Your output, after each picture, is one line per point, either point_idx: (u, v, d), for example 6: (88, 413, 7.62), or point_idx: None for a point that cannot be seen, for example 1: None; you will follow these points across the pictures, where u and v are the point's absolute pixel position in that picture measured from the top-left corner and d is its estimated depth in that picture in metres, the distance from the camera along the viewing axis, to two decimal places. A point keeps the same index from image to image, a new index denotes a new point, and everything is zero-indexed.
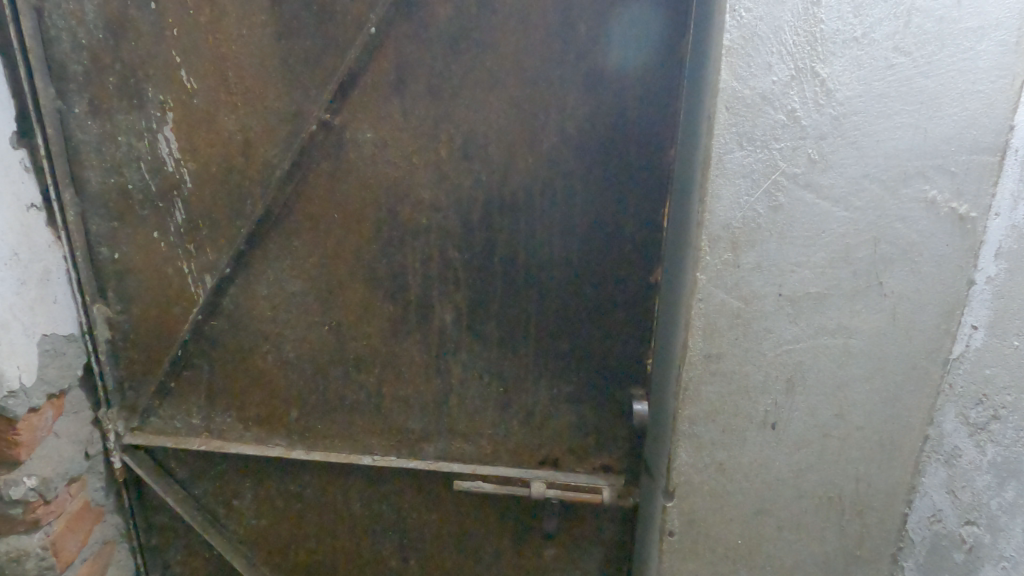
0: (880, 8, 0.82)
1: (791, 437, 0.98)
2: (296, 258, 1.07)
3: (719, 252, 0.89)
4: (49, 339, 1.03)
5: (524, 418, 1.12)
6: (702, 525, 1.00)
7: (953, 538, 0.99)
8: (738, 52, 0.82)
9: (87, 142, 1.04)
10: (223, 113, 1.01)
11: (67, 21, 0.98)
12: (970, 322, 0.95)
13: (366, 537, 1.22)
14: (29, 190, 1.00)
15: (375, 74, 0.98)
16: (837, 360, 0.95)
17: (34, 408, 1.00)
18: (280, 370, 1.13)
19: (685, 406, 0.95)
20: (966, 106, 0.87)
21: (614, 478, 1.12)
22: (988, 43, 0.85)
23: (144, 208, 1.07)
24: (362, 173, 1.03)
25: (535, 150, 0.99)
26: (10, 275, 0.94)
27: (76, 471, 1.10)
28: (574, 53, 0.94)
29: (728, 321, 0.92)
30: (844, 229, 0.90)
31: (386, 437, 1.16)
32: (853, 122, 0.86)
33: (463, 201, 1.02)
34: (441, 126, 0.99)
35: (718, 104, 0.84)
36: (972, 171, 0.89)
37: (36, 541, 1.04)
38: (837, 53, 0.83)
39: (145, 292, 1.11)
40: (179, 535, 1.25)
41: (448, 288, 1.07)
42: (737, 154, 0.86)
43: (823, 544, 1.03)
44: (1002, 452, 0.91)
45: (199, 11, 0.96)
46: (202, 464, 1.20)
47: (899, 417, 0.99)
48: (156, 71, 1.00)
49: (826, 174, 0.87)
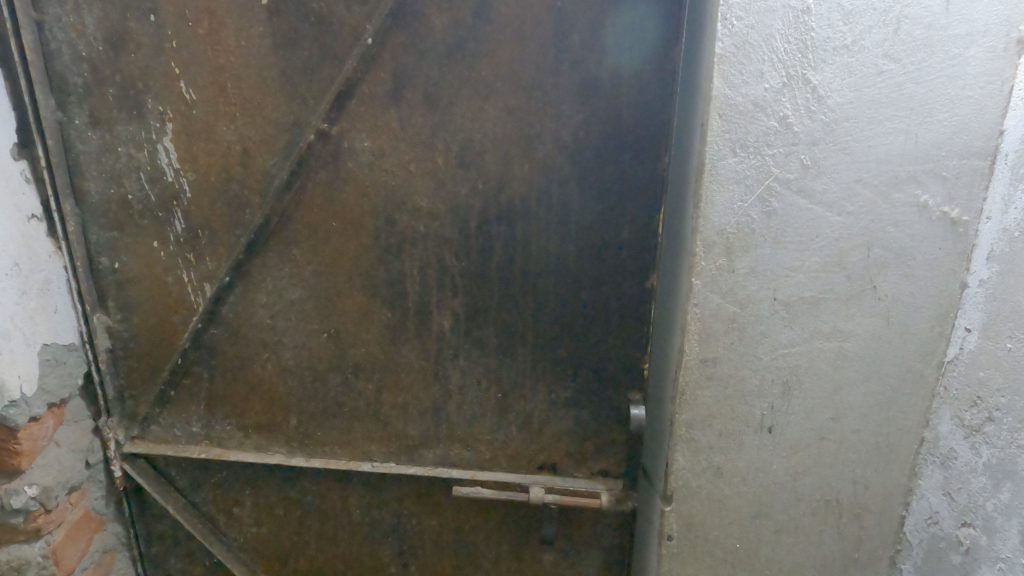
0: (869, 16, 0.84)
1: (788, 440, 0.98)
2: (295, 267, 1.08)
3: (713, 257, 0.90)
4: (50, 349, 1.04)
5: (523, 423, 1.13)
6: (700, 528, 1.01)
7: (950, 540, 0.99)
8: (730, 60, 0.83)
9: (87, 153, 1.05)
10: (222, 124, 1.02)
11: (67, 34, 0.99)
12: (964, 325, 0.95)
13: (366, 544, 1.22)
14: (30, 201, 1.01)
15: (373, 84, 0.99)
16: (832, 363, 0.96)
17: (35, 417, 1.01)
18: (279, 378, 1.14)
19: (682, 410, 0.96)
20: (957, 112, 0.88)
21: (612, 483, 1.12)
22: (976, 50, 0.86)
23: (144, 218, 1.07)
24: (360, 181, 1.04)
25: (531, 158, 1.00)
26: (10, 285, 0.95)
27: (76, 480, 1.11)
28: (569, 62, 0.96)
29: (724, 326, 0.93)
30: (838, 234, 0.91)
31: (385, 443, 1.16)
32: (845, 128, 0.87)
33: (460, 209, 1.03)
34: (438, 135, 1.00)
35: (711, 111, 0.85)
36: (963, 175, 0.90)
37: (37, 549, 1.05)
38: (827, 60, 0.84)
39: (145, 301, 1.12)
40: (179, 544, 1.25)
41: (446, 294, 1.08)
42: (731, 160, 0.87)
43: (821, 547, 1.03)
44: (997, 453, 0.92)
45: (198, 22, 0.98)
46: (202, 472, 1.20)
47: (895, 420, 1.00)
48: (155, 82, 1.01)
49: (819, 179, 0.88)
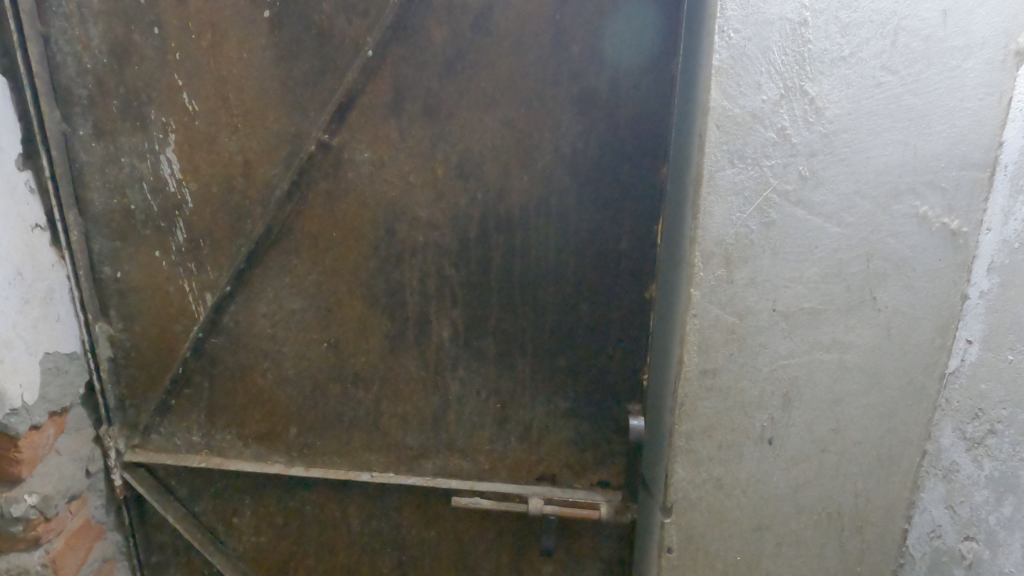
0: (867, 28, 0.84)
1: (788, 453, 0.98)
2: (295, 277, 1.09)
3: (712, 268, 0.90)
4: (52, 357, 1.04)
5: (522, 433, 1.12)
6: (700, 541, 1.00)
7: (953, 554, 0.98)
8: (727, 72, 0.83)
9: (91, 164, 1.06)
10: (224, 134, 1.03)
11: (73, 46, 1.00)
12: (965, 337, 0.95)
13: (365, 555, 1.22)
14: (35, 211, 1.02)
15: (373, 95, 1.00)
16: (832, 375, 0.95)
17: (36, 426, 1.02)
18: (279, 387, 1.14)
19: (681, 421, 0.96)
20: (956, 123, 0.88)
21: (611, 494, 1.12)
22: (975, 61, 0.86)
23: (146, 228, 1.08)
24: (359, 192, 1.04)
25: (530, 169, 1.01)
26: (13, 294, 0.96)
27: (77, 489, 1.11)
28: (567, 73, 0.96)
29: (723, 337, 0.93)
30: (837, 245, 0.90)
31: (385, 453, 1.16)
32: (843, 139, 0.87)
33: (460, 220, 1.04)
34: (437, 146, 1.01)
35: (709, 123, 0.85)
36: (963, 187, 0.90)
37: (37, 558, 1.05)
38: (825, 72, 0.85)
39: (147, 310, 1.13)
40: (178, 553, 1.25)
41: (445, 304, 1.08)
42: (729, 172, 0.87)
43: (822, 561, 1.03)
44: (1000, 467, 0.91)
45: (201, 35, 0.99)
46: (202, 481, 1.20)
47: (897, 432, 0.99)
48: (159, 94, 1.02)
49: (818, 190, 0.88)
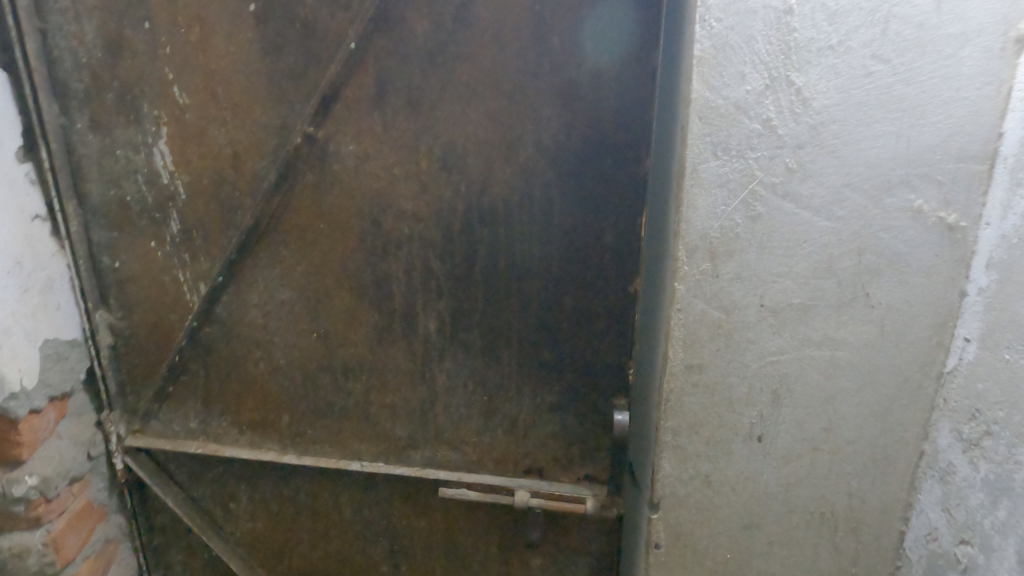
0: (855, 16, 0.81)
1: (778, 450, 0.96)
2: (285, 268, 1.10)
3: (696, 262, 0.89)
4: (52, 344, 1.08)
5: (509, 426, 1.12)
6: (687, 538, 0.99)
7: (948, 558, 0.96)
8: (710, 62, 0.82)
9: (88, 156, 1.09)
10: (214, 127, 1.04)
11: (68, 41, 1.03)
12: (963, 334, 0.92)
13: (357, 543, 1.24)
14: (35, 202, 1.06)
15: (357, 88, 1.00)
16: (823, 372, 0.93)
17: (36, 410, 1.05)
18: (271, 376, 1.16)
19: (667, 417, 0.95)
20: (952, 114, 0.85)
21: (598, 489, 1.11)
22: (972, 49, 0.83)
23: (142, 219, 1.11)
24: (346, 185, 1.05)
25: (514, 161, 1.00)
26: (11, 283, 1.00)
27: (78, 472, 1.15)
28: (549, 65, 0.95)
29: (708, 332, 0.91)
30: (826, 239, 0.88)
31: (374, 443, 1.17)
32: (832, 130, 0.84)
33: (444, 212, 1.04)
34: (421, 139, 1.01)
35: (691, 114, 0.84)
36: (960, 180, 0.87)
37: (37, 538, 1.09)
38: (812, 62, 0.82)
39: (143, 300, 1.15)
40: (179, 536, 1.28)
41: (431, 296, 1.08)
42: (713, 164, 0.85)
43: (815, 561, 1.01)
44: (995, 469, 0.89)
45: (190, 29, 1.00)
46: (199, 467, 1.23)
47: (892, 432, 0.96)
48: (151, 88, 1.04)
49: (806, 183, 0.86)
